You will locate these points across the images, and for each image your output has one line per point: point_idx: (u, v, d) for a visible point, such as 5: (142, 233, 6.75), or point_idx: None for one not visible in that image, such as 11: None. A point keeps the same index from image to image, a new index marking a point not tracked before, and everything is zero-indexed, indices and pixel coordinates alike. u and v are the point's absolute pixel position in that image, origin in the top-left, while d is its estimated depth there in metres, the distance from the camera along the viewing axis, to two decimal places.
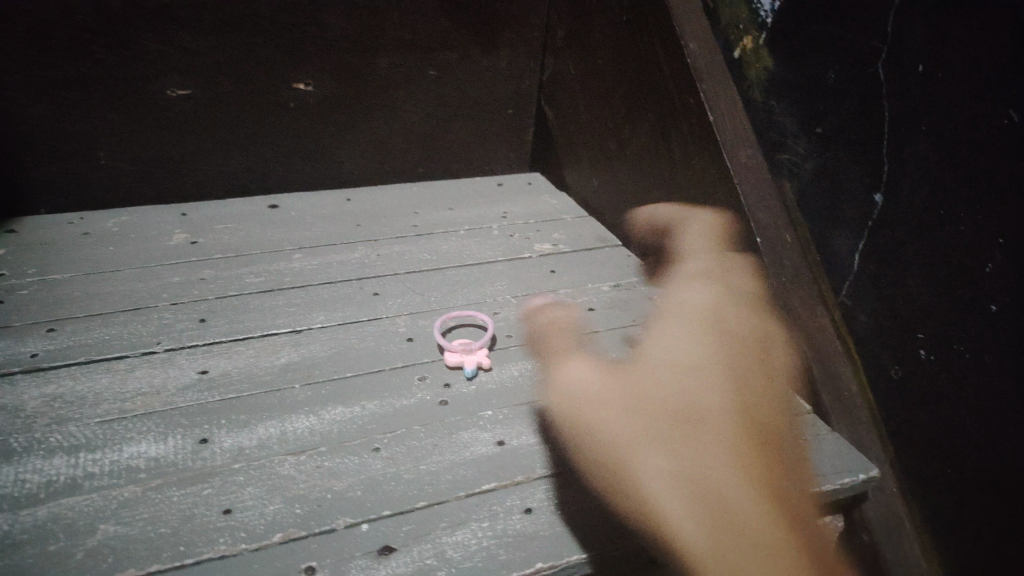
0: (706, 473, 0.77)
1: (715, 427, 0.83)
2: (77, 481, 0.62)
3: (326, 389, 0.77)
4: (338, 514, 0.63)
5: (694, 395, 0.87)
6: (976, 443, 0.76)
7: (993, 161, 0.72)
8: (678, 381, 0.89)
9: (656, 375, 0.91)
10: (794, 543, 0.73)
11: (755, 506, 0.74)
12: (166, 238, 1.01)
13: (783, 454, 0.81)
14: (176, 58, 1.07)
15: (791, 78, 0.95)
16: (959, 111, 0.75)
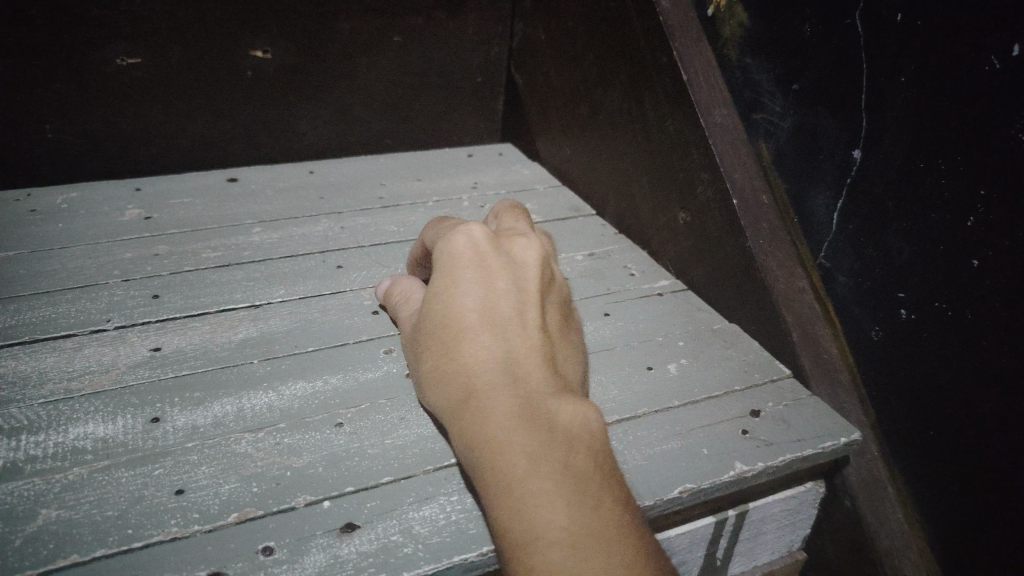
0: (488, 370, 0.58)
1: (509, 312, 0.63)
2: (17, 465, 0.59)
3: (286, 363, 0.74)
4: (297, 492, 0.60)
5: (488, 270, 0.65)
6: (959, 403, 0.75)
7: (976, 109, 0.69)
8: (461, 264, 0.66)
9: (449, 253, 0.67)
10: (566, 434, 0.55)
11: (543, 387, 0.58)
12: (119, 214, 0.97)
13: (550, 347, 0.63)
14: (124, 25, 1.02)
15: (764, 34, 0.92)
16: (939, 60, 0.72)
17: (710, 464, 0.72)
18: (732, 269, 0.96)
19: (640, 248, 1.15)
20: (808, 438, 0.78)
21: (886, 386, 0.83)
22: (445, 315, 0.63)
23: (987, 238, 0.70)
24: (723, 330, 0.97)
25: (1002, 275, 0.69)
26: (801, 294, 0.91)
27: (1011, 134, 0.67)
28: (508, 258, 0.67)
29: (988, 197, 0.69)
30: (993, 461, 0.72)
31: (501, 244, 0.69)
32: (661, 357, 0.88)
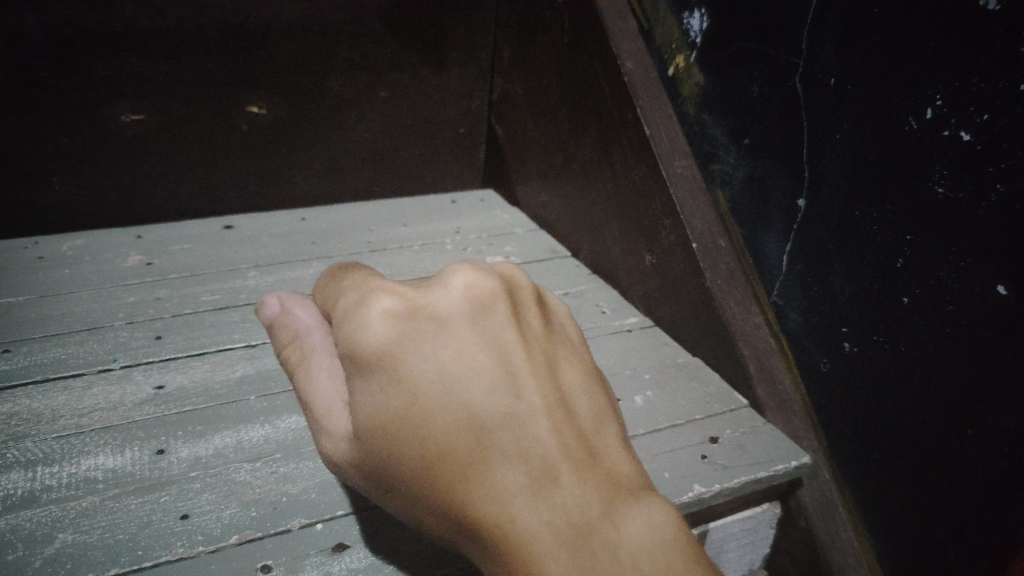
0: (518, 517, 0.48)
1: (511, 414, 0.51)
2: (35, 494, 0.64)
3: (281, 399, 0.79)
4: (292, 516, 0.65)
5: (458, 362, 0.51)
6: (896, 429, 0.82)
7: (901, 161, 0.78)
8: (416, 363, 0.51)
9: (394, 350, 0.51)
10: (640, 564, 0.47)
11: (592, 506, 0.50)
12: (121, 260, 1.03)
13: (574, 428, 0.53)
14: (126, 84, 1.09)
15: (719, 92, 1.01)
16: (868, 120, 0.81)
17: (672, 487, 0.78)
18: (695, 307, 1.04)
19: (612, 287, 1.22)
20: (761, 462, 0.85)
21: (834, 415, 0.89)
22: (421, 437, 0.50)
23: (915, 278, 0.78)
24: (688, 364, 1.04)
25: (929, 310, 0.77)
26: (757, 329, 0.98)
27: (929, 184, 0.75)
28: (473, 329, 0.53)
29: (915, 240, 0.77)
30: (928, 481, 0.79)
31: (454, 309, 0.54)
32: (629, 390, 0.95)
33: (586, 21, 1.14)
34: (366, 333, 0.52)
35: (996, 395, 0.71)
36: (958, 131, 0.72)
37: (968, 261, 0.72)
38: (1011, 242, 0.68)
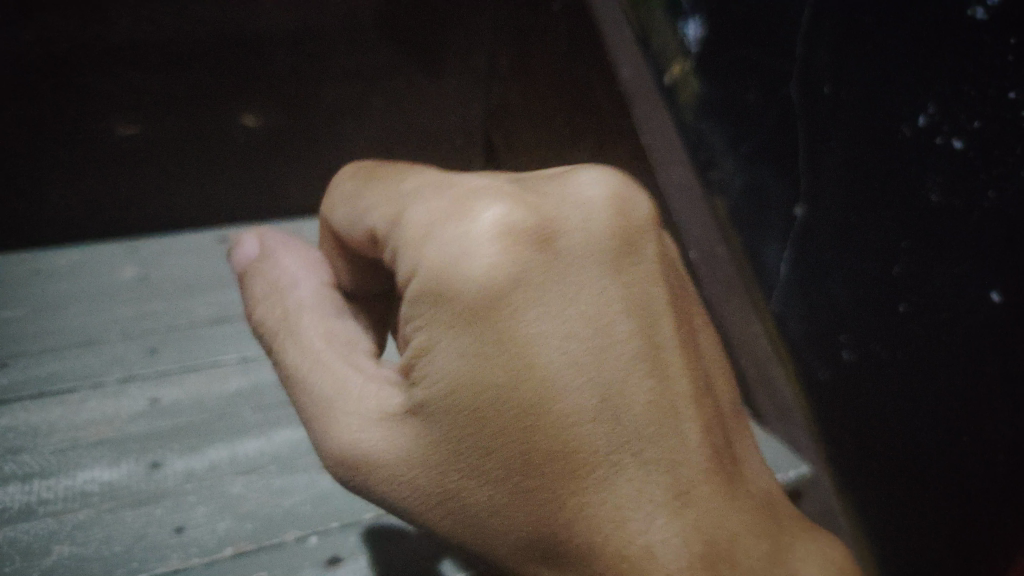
0: (651, 542, 0.49)
1: (654, 392, 0.48)
2: (32, 507, 0.65)
3: (275, 410, 0.78)
4: (287, 528, 0.65)
5: (597, 318, 0.47)
6: (897, 436, 0.84)
7: (891, 171, 0.80)
8: (552, 326, 0.46)
9: (523, 302, 0.45)
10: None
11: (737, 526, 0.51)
12: (106, 271, 0.98)
13: (708, 419, 0.52)
14: (122, 97, 1.09)
15: None
16: (860, 129, 0.82)
17: None
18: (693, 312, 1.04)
19: None
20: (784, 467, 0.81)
21: (836, 427, 0.86)
22: (558, 401, 0.46)
23: (910, 284, 0.81)
24: None
25: (926, 314, 0.81)
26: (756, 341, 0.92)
27: (923, 191, 0.79)
28: (621, 280, 0.48)
29: (908, 248, 0.80)
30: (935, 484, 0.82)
31: (594, 251, 0.47)
32: None
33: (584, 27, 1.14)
34: (483, 275, 0.45)
35: (999, 382, 0.79)
36: (950, 140, 0.77)
37: (964, 264, 0.79)
38: (1009, 243, 0.77)
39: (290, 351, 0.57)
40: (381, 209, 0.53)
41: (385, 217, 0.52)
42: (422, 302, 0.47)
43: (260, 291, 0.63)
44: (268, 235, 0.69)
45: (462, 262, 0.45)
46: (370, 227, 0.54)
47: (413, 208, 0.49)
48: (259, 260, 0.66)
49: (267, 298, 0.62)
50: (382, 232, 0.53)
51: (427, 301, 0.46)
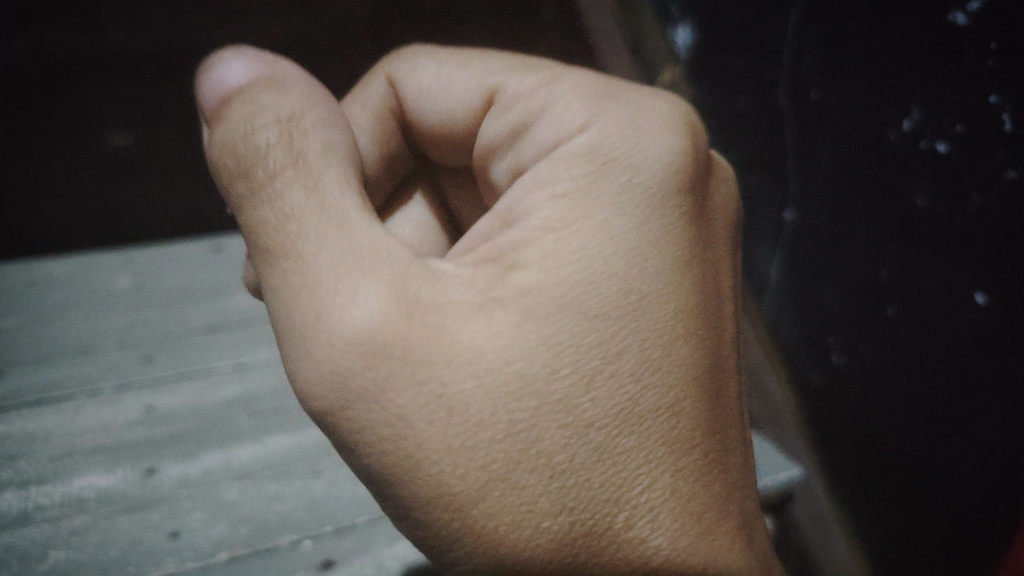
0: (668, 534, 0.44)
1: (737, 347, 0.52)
2: (28, 513, 0.66)
3: (268, 418, 0.79)
4: (281, 532, 0.66)
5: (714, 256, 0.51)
6: (890, 442, 0.82)
7: (874, 176, 0.80)
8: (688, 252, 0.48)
9: (680, 210, 0.49)
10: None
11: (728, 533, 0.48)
12: (105, 280, 0.97)
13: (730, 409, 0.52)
14: (111, 104, 1.04)
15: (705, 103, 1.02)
16: (846, 133, 0.83)
17: None
18: None
19: None
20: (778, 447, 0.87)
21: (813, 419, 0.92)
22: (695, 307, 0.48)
23: (898, 291, 0.79)
24: None
25: (912, 321, 0.78)
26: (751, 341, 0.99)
27: (911, 199, 0.77)
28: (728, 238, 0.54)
29: (897, 253, 0.79)
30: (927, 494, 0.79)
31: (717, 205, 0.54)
32: None
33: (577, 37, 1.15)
34: (664, 158, 0.49)
35: (996, 393, 0.71)
36: (934, 144, 0.74)
37: (950, 270, 0.74)
38: (996, 246, 0.70)
39: (285, 203, 0.44)
40: (518, 78, 0.56)
41: (508, 91, 0.57)
42: (581, 162, 0.48)
43: (243, 119, 0.46)
44: (267, 55, 0.51)
45: (639, 140, 0.49)
46: (498, 83, 0.58)
47: (539, 92, 0.54)
48: (262, 83, 0.48)
49: (274, 129, 0.46)
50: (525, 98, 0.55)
51: (583, 172, 0.48)
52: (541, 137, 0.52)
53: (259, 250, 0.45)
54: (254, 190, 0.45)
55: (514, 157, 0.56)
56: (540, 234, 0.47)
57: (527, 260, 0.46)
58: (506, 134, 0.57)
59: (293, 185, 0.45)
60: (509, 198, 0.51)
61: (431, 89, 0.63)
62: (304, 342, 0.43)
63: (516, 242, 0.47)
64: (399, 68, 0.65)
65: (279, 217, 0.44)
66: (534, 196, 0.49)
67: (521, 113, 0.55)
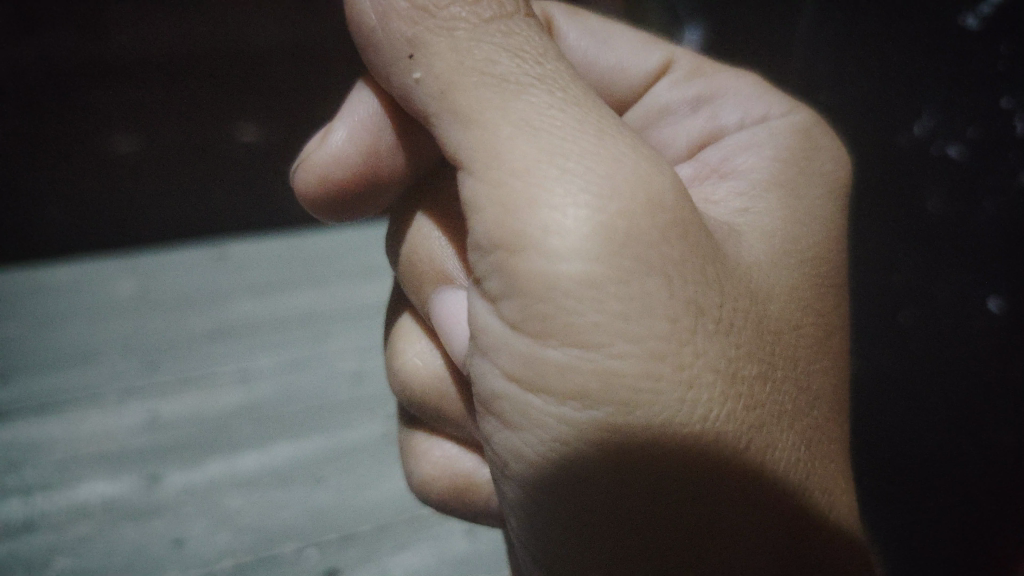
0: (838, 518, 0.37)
1: None
2: (31, 521, 0.67)
3: (271, 425, 0.77)
4: (285, 540, 0.66)
5: None
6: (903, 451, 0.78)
7: (889, 181, 0.78)
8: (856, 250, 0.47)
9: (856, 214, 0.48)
10: None
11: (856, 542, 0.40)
12: (110, 284, 0.94)
13: None
14: (119, 113, 1.14)
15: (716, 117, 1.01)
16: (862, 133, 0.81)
17: None
18: None
19: None
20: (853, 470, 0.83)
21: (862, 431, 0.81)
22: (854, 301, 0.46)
23: (912, 294, 0.77)
24: None
25: (926, 325, 0.76)
26: None
27: (923, 204, 0.76)
28: None
29: (909, 259, 0.78)
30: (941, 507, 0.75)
31: None
32: None
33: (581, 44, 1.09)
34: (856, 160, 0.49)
35: (1003, 395, 0.71)
36: (947, 148, 0.74)
37: (962, 275, 0.74)
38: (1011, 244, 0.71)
39: (519, 58, 0.34)
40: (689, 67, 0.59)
41: (688, 64, 0.59)
42: (786, 134, 0.48)
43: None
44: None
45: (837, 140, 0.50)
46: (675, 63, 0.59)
47: (720, 75, 0.57)
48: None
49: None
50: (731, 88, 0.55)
51: (798, 139, 0.48)
52: (732, 109, 0.53)
53: (459, 100, 0.34)
54: (468, 36, 0.34)
55: (699, 120, 0.55)
56: (765, 187, 0.44)
57: (767, 199, 0.44)
58: (686, 102, 0.57)
59: (526, 32, 0.36)
60: (717, 152, 0.50)
61: (594, 51, 0.60)
62: (555, 212, 0.30)
63: (754, 182, 0.45)
64: (559, 13, 0.60)
65: (506, 70, 0.34)
66: (751, 154, 0.47)
67: (708, 85, 0.56)
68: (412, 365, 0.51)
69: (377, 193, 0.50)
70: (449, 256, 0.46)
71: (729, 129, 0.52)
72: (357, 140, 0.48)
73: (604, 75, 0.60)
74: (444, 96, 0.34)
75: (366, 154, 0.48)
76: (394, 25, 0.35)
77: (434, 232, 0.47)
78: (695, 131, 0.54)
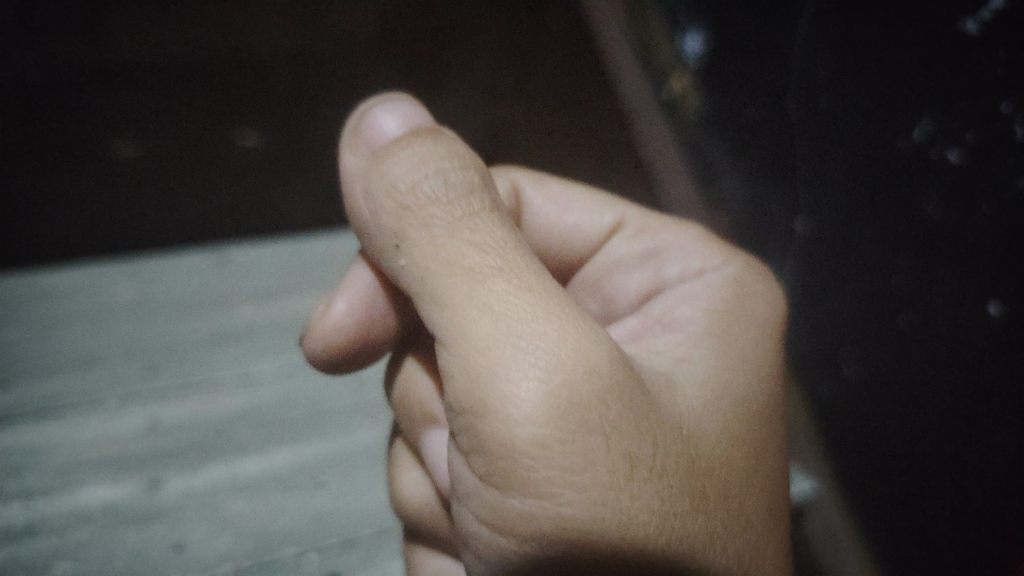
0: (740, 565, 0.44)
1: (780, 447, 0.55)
2: (33, 525, 0.67)
3: (271, 429, 0.77)
4: (285, 544, 0.67)
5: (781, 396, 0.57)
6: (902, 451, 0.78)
7: (886, 190, 0.80)
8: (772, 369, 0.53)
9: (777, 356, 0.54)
10: None
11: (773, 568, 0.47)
12: (114, 289, 0.94)
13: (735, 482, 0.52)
14: (123, 118, 1.03)
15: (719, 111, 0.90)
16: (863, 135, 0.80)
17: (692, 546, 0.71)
18: None
19: None
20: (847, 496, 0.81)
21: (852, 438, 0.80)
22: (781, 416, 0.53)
23: (914, 299, 0.78)
24: None
25: (929, 329, 0.77)
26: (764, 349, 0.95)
27: (919, 210, 0.78)
28: None
29: (907, 264, 0.77)
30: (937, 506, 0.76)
31: None
32: None
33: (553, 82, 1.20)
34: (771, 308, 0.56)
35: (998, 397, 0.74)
36: (946, 153, 0.77)
37: (962, 280, 0.76)
38: (1002, 251, 0.75)
39: (482, 250, 0.41)
40: (635, 223, 0.66)
41: (638, 222, 0.66)
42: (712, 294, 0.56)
43: (412, 164, 0.42)
44: (416, 106, 0.49)
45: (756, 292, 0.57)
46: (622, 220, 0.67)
47: (664, 231, 0.65)
48: (422, 132, 0.45)
49: (454, 172, 0.43)
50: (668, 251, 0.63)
51: (727, 293, 0.56)
52: (674, 264, 0.61)
53: (437, 287, 0.40)
54: (443, 231, 0.41)
55: (645, 274, 0.63)
56: (696, 344, 0.51)
57: (700, 352, 0.51)
58: (636, 257, 0.65)
59: (490, 227, 0.42)
60: (660, 306, 0.57)
61: (554, 215, 0.67)
62: (515, 386, 0.37)
63: (691, 335, 0.52)
64: (524, 180, 0.67)
65: (476, 262, 0.40)
66: (684, 311, 0.55)
67: (654, 241, 0.64)
68: (406, 491, 0.57)
69: (375, 349, 0.58)
70: (433, 399, 0.53)
71: (671, 282, 0.60)
72: (357, 310, 0.57)
73: (563, 236, 0.68)
74: (424, 281, 0.41)
75: (366, 319, 0.57)
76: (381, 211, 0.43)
77: (424, 378, 0.55)
78: (643, 284, 0.62)
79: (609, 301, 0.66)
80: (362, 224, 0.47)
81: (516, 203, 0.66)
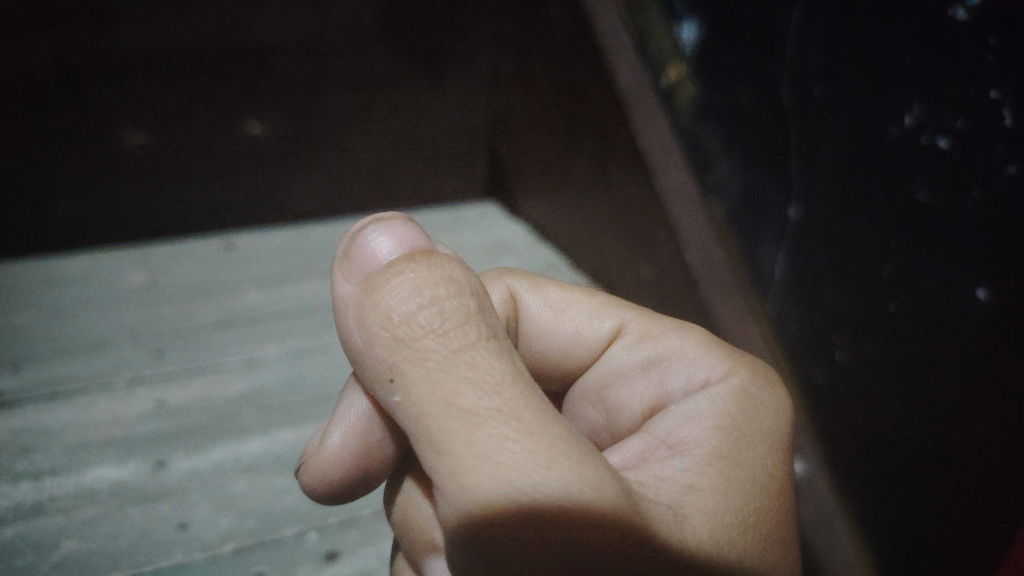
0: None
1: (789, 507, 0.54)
2: (41, 504, 0.68)
3: (276, 413, 0.80)
4: (286, 525, 0.67)
5: None
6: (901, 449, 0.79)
7: (866, 180, 0.80)
8: (778, 458, 0.52)
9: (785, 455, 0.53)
10: None
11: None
12: (122, 278, 1.03)
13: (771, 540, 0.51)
14: (129, 105, 1.04)
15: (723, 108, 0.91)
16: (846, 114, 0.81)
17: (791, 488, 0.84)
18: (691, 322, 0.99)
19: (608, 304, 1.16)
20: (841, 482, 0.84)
21: (838, 431, 0.84)
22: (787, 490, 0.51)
23: (901, 285, 0.77)
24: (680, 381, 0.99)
25: (916, 318, 0.76)
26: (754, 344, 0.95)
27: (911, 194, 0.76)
28: None
29: (900, 249, 0.77)
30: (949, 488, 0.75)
31: None
32: None
33: (564, 36, 1.08)
34: (775, 406, 0.56)
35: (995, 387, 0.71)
36: (936, 140, 0.73)
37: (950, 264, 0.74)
38: (994, 244, 0.71)
39: (480, 388, 0.40)
40: (638, 324, 0.67)
41: (638, 329, 0.67)
42: (724, 403, 0.55)
43: (407, 292, 0.42)
44: (409, 223, 0.47)
45: (759, 395, 0.56)
46: (623, 323, 0.68)
47: (666, 337, 0.65)
48: (417, 256, 0.45)
49: (449, 300, 0.43)
50: (670, 359, 0.63)
51: (737, 403, 0.55)
52: (678, 377, 0.62)
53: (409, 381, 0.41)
54: (438, 367, 0.41)
55: (649, 387, 0.64)
56: (709, 462, 0.50)
57: (711, 471, 0.49)
58: (638, 366, 0.65)
59: (488, 362, 0.42)
60: (664, 427, 0.56)
61: (553, 320, 0.69)
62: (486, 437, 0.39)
63: (699, 457, 0.50)
64: (521, 288, 0.69)
65: (474, 403, 0.40)
66: (692, 428, 0.53)
67: (657, 349, 0.65)
68: None
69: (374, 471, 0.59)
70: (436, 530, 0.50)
71: (677, 395, 0.61)
72: (351, 442, 0.58)
73: (565, 342, 0.69)
74: (413, 407, 0.41)
75: (359, 448, 0.58)
76: (378, 351, 0.43)
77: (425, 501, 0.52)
78: (647, 397, 0.64)
79: (615, 412, 0.67)
80: (353, 350, 0.45)
81: (512, 311, 0.68)
